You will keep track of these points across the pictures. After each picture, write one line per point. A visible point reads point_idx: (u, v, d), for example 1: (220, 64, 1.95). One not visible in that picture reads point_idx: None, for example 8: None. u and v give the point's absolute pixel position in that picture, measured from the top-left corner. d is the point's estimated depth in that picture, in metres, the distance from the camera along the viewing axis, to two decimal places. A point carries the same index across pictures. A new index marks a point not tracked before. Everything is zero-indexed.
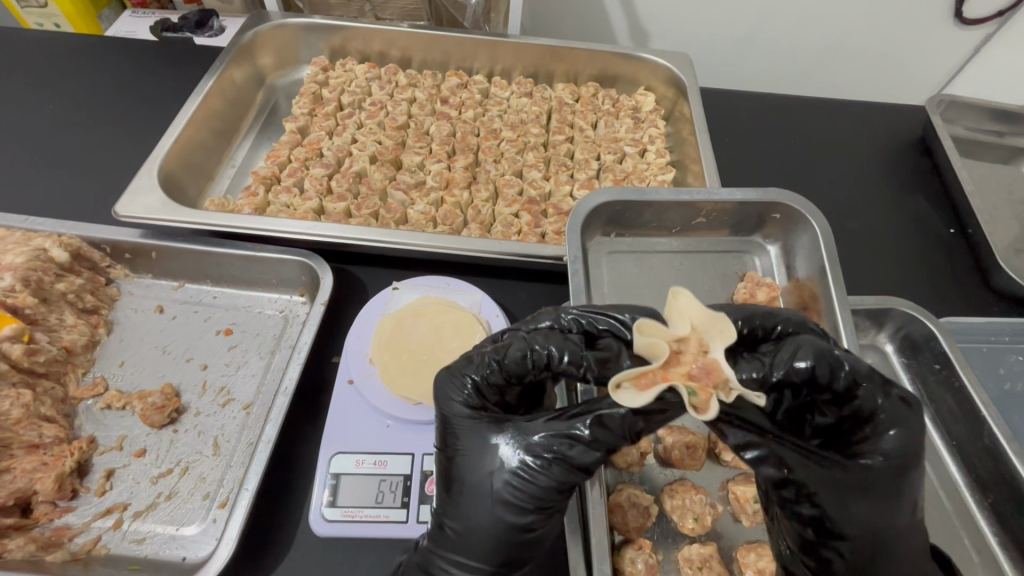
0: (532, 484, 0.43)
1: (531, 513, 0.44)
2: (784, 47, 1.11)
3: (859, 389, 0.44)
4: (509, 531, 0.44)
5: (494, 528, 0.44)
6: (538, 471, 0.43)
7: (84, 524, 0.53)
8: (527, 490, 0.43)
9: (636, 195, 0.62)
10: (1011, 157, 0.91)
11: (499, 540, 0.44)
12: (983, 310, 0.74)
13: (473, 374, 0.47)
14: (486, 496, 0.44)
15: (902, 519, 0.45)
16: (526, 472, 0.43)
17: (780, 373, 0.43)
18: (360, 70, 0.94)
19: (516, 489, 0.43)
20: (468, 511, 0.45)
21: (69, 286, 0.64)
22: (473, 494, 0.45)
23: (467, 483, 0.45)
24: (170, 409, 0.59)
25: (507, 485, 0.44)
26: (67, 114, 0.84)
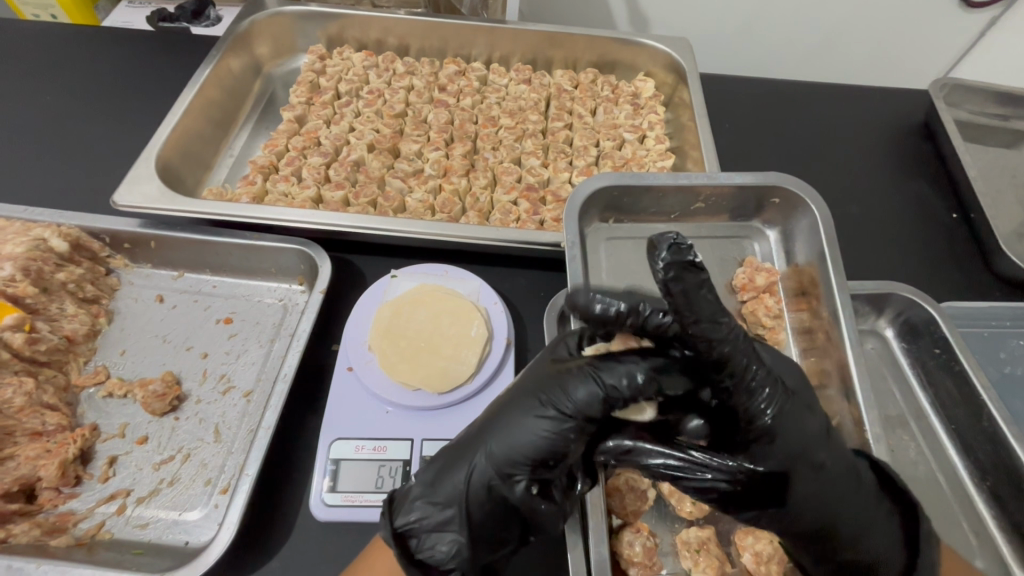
0: (564, 404, 0.44)
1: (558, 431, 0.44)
2: (785, 32, 1.10)
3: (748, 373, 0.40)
4: (526, 449, 0.44)
5: (517, 442, 0.44)
6: (574, 393, 0.43)
7: (88, 510, 0.54)
8: (558, 410, 0.44)
9: (635, 179, 0.61)
10: (1017, 140, 0.89)
11: (511, 458, 0.44)
12: (984, 295, 0.73)
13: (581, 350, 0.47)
14: (524, 409, 0.45)
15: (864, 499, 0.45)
16: (564, 393, 0.44)
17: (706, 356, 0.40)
18: (359, 58, 0.93)
19: (550, 405, 0.44)
20: (508, 413, 0.46)
21: (68, 275, 0.64)
22: (512, 404, 0.46)
23: (516, 392, 0.47)
24: (171, 396, 0.59)
25: (543, 400, 0.44)
26: (64, 104, 0.84)
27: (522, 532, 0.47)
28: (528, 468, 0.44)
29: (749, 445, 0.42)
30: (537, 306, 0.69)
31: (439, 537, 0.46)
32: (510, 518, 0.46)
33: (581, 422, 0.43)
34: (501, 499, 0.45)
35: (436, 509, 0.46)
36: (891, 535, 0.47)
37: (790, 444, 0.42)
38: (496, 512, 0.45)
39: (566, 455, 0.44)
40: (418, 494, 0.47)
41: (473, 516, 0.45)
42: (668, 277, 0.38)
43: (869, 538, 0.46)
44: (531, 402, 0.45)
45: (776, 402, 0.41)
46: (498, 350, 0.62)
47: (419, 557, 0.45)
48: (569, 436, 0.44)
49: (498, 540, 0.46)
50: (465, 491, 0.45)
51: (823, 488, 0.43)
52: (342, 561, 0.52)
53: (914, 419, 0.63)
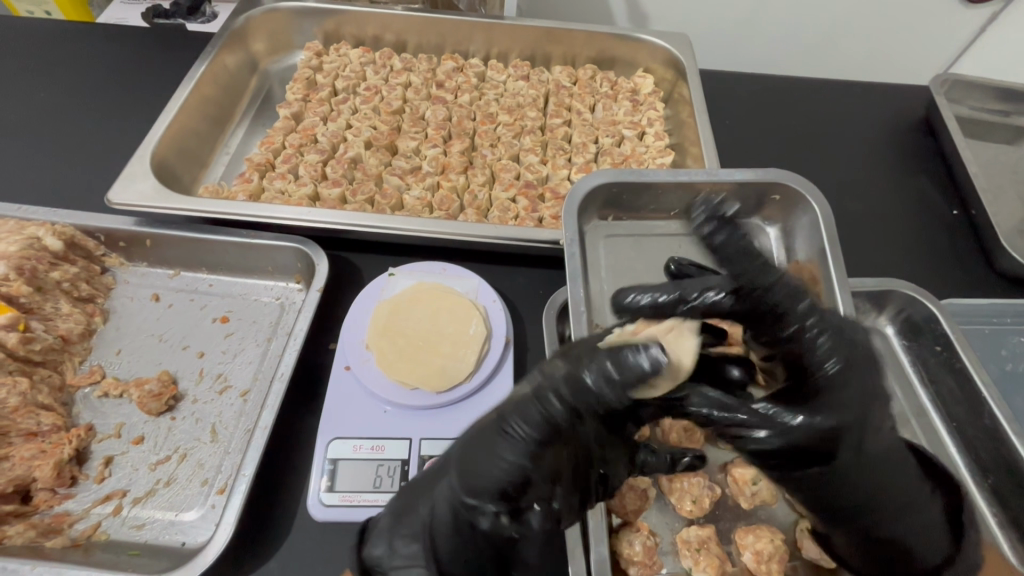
0: (516, 428, 0.39)
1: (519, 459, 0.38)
2: (785, 28, 1.09)
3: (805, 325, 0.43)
4: (483, 479, 0.39)
5: (474, 475, 0.40)
6: (527, 413, 0.39)
7: (83, 510, 0.53)
8: (512, 435, 0.39)
9: (634, 176, 0.61)
10: (1017, 136, 0.89)
11: (467, 491, 0.40)
12: (985, 292, 0.73)
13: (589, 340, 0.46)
14: (478, 438, 0.40)
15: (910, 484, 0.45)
16: (518, 415, 0.39)
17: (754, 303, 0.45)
18: (355, 54, 0.92)
19: (504, 430, 0.39)
20: (468, 443, 0.41)
21: (63, 274, 0.63)
22: (470, 432, 0.41)
23: (477, 421, 0.41)
24: (168, 396, 0.59)
25: (500, 426, 0.39)
26: (58, 102, 0.83)
27: (502, 552, 0.44)
28: (489, 500, 0.39)
29: (815, 396, 0.42)
30: (536, 304, 0.69)
31: (411, 573, 0.44)
32: (483, 546, 0.42)
33: (535, 444, 0.38)
34: (467, 531, 0.41)
35: (403, 542, 0.44)
36: (934, 519, 0.47)
37: (847, 401, 0.42)
38: (464, 543, 0.41)
39: (529, 480, 0.39)
40: (387, 526, 0.46)
41: (438, 547, 0.42)
42: (709, 232, 0.47)
43: (914, 524, 0.45)
44: (484, 429, 0.40)
45: (840, 354, 0.42)
46: (497, 348, 0.61)
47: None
48: (524, 464, 0.38)
49: (476, 566, 0.43)
50: (429, 522, 0.42)
51: (868, 461, 0.43)
52: (340, 561, 0.52)
53: (915, 416, 0.63)
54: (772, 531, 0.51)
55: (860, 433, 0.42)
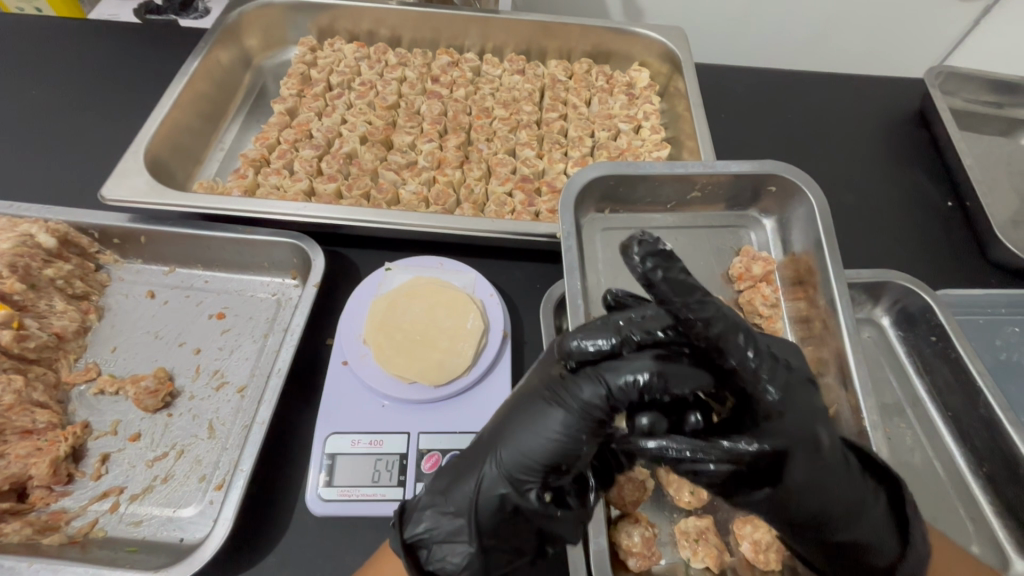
0: (571, 403, 0.43)
1: (575, 436, 0.43)
2: (780, 21, 1.09)
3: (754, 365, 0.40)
4: (537, 454, 0.43)
5: (528, 448, 0.44)
6: (582, 392, 0.43)
7: (81, 508, 0.53)
8: (567, 410, 0.43)
9: (630, 168, 0.61)
10: (1011, 128, 0.89)
11: (520, 464, 0.44)
12: (980, 283, 0.73)
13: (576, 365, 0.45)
14: (532, 415, 0.44)
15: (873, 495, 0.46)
16: (571, 392, 0.43)
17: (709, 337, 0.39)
18: (350, 50, 0.91)
19: (559, 406, 0.44)
20: (518, 421, 0.45)
21: (57, 271, 0.63)
22: (524, 407, 0.45)
23: (523, 400, 0.46)
24: (164, 392, 0.59)
25: (550, 402, 0.44)
26: (49, 98, 0.83)
27: (539, 544, 0.46)
28: (540, 475, 0.44)
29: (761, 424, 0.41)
30: (533, 298, 0.69)
31: (451, 548, 0.45)
32: (523, 528, 0.45)
33: (591, 424, 0.43)
34: (514, 507, 0.44)
35: (445, 519, 0.45)
36: (882, 515, 0.46)
37: (792, 426, 0.41)
38: (508, 520, 0.45)
39: (578, 456, 0.43)
40: (428, 504, 0.46)
41: (483, 525, 0.45)
42: (649, 270, 0.38)
43: (871, 521, 0.46)
44: (538, 407, 0.44)
45: (777, 378, 0.41)
46: (495, 342, 0.61)
47: (429, 567, 0.45)
48: (580, 437, 0.43)
49: (511, 550, 0.45)
50: (475, 502, 0.45)
51: (816, 480, 0.43)
52: (339, 555, 0.52)
53: (912, 407, 0.63)
54: None
55: (804, 454, 0.42)
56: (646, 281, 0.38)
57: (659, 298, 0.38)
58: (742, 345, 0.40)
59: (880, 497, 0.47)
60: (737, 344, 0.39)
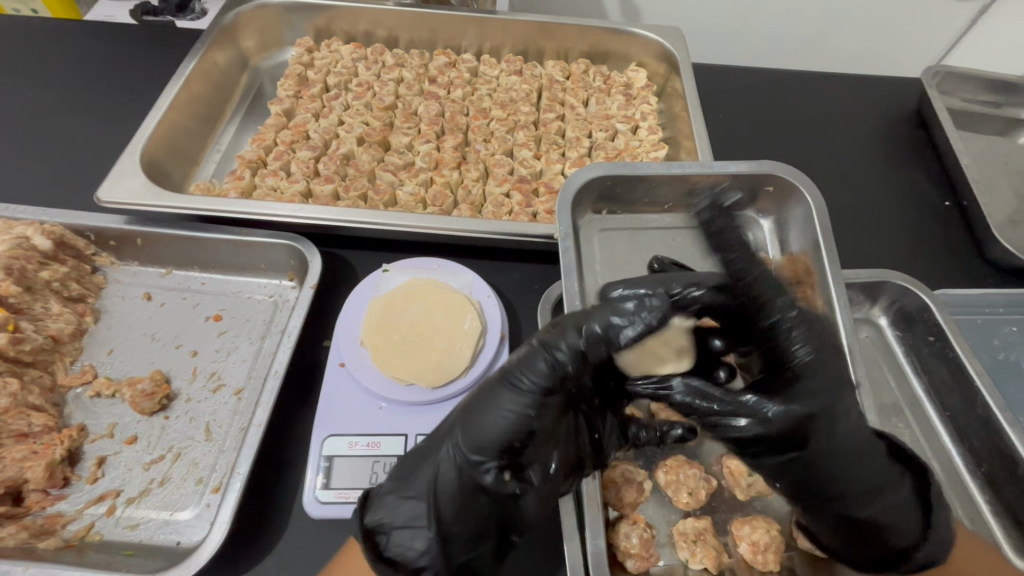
0: (523, 380, 0.46)
1: (528, 410, 0.45)
2: (778, 21, 1.09)
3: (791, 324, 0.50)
4: (490, 432, 0.45)
5: (484, 426, 0.46)
6: (534, 367, 0.46)
7: (77, 511, 0.53)
8: (518, 387, 0.46)
9: (627, 169, 0.61)
10: (1009, 128, 0.89)
11: (475, 441, 0.45)
12: (978, 282, 0.73)
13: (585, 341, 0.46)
14: (487, 396, 0.47)
15: (896, 482, 0.47)
16: (522, 369, 0.46)
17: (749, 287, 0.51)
18: (346, 50, 0.91)
19: (512, 384, 0.46)
20: (473, 402, 0.47)
21: (52, 274, 0.63)
22: (478, 391, 0.48)
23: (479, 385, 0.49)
24: (161, 395, 0.59)
25: (504, 382, 0.47)
26: (45, 100, 0.82)
27: (499, 530, 0.46)
28: (495, 452, 0.45)
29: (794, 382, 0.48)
30: (531, 299, 0.69)
31: (411, 533, 0.45)
32: (480, 509, 0.45)
33: (541, 396, 0.46)
34: (471, 486, 0.46)
35: (405, 503, 0.46)
36: (904, 500, 0.47)
37: (819, 389, 0.47)
38: (467, 502, 0.45)
39: (531, 430, 0.45)
40: (388, 490, 0.47)
41: (441, 506, 0.45)
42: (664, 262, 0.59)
43: (893, 508, 0.47)
44: (492, 387, 0.47)
45: (808, 344, 0.49)
46: (492, 343, 0.61)
47: (388, 554, 0.45)
48: (529, 412, 0.45)
49: (473, 535, 0.45)
50: (434, 483, 0.46)
51: (843, 448, 0.46)
52: (336, 558, 0.51)
53: (910, 407, 0.63)
54: (768, 521, 0.51)
55: (830, 416, 0.46)
56: (705, 230, 0.54)
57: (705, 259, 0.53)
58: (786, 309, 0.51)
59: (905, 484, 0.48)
60: (781, 302, 0.51)
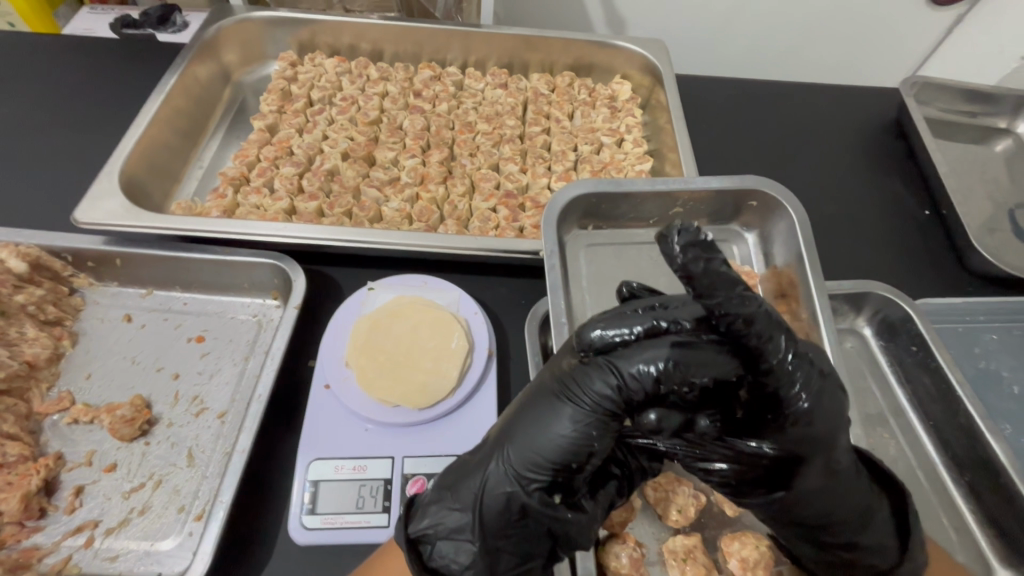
0: (582, 397, 0.43)
1: (591, 432, 0.42)
2: (759, 32, 1.11)
3: (788, 362, 0.40)
4: (546, 452, 0.43)
5: (539, 444, 0.43)
6: (594, 384, 0.43)
7: (54, 544, 0.52)
8: (578, 405, 0.43)
9: (612, 186, 0.61)
10: (983, 137, 0.91)
11: (531, 459, 0.43)
12: (958, 291, 0.75)
13: (625, 365, 0.42)
14: (543, 412, 0.44)
15: (872, 502, 0.46)
16: (583, 384, 0.43)
17: (757, 337, 0.39)
18: (330, 64, 0.91)
19: (571, 400, 0.43)
20: (528, 416, 0.44)
21: (28, 297, 0.61)
22: (536, 402, 0.45)
23: (534, 398, 0.45)
24: (141, 420, 0.57)
25: (562, 397, 0.44)
26: (21, 116, 0.81)
27: (551, 550, 0.45)
28: (548, 474, 0.43)
29: (786, 429, 0.41)
30: (518, 314, 0.68)
31: (456, 546, 0.44)
32: (532, 530, 0.44)
33: (602, 418, 0.42)
34: (521, 508, 0.43)
35: (450, 515, 0.44)
36: (887, 520, 0.47)
37: (812, 437, 0.41)
38: (514, 523, 0.43)
39: (593, 453, 0.43)
40: (433, 500, 0.46)
41: (488, 525, 0.43)
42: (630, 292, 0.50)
43: (869, 529, 0.46)
44: (549, 401, 0.44)
45: (812, 386, 0.40)
46: (480, 361, 0.61)
47: (432, 564, 0.44)
48: (591, 433, 0.42)
49: (522, 555, 0.43)
50: (479, 500, 0.44)
51: (828, 484, 0.43)
52: None
53: (893, 416, 0.64)
54: (758, 537, 0.51)
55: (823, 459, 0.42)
56: (684, 273, 0.38)
57: (696, 291, 0.39)
58: (782, 346, 0.40)
59: (884, 502, 0.48)
60: (779, 342, 0.39)
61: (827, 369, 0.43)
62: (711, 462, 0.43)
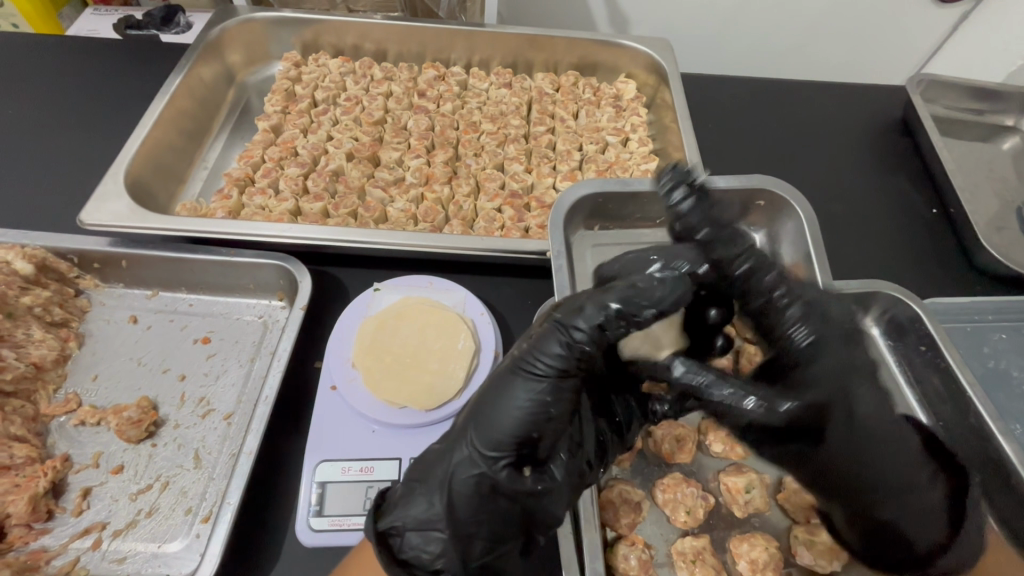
0: (535, 365, 0.44)
1: (550, 396, 0.43)
2: (764, 30, 1.10)
3: (779, 296, 0.50)
4: (506, 427, 0.42)
5: (501, 421, 0.43)
6: (547, 349, 0.44)
7: (61, 546, 0.51)
8: (531, 373, 0.44)
9: (620, 186, 0.61)
10: (992, 135, 0.91)
11: (491, 436, 0.43)
12: (966, 289, 0.74)
13: (576, 325, 0.44)
14: (500, 389, 0.44)
15: (919, 479, 0.46)
16: (533, 353, 0.44)
17: (751, 270, 0.50)
18: (335, 65, 0.91)
19: (524, 370, 0.44)
20: (485, 395, 0.45)
21: (34, 299, 0.61)
22: (489, 382, 0.45)
23: (491, 378, 0.46)
24: (148, 422, 0.57)
25: (513, 368, 0.44)
26: (26, 118, 0.81)
27: (525, 530, 0.44)
28: (510, 449, 0.42)
29: (797, 370, 0.48)
30: (524, 315, 0.68)
31: (426, 536, 0.44)
32: (502, 508, 0.43)
33: (556, 379, 0.43)
34: (489, 487, 0.43)
35: (417, 506, 0.44)
36: (939, 501, 0.46)
37: (827, 375, 0.47)
38: (484, 503, 0.43)
39: (553, 416, 0.43)
40: (404, 494, 0.45)
41: (459, 511, 0.43)
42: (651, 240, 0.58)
43: (917, 506, 0.45)
44: (503, 377, 0.44)
45: (811, 325, 0.49)
46: (486, 362, 0.61)
47: (403, 557, 0.44)
48: (546, 398, 0.43)
49: (495, 536, 0.43)
50: (448, 487, 0.43)
51: (862, 443, 0.46)
52: None
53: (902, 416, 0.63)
54: (767, 538, 0.51)
55: (847, 407, 0.46)
56: (678, 215, 0.51)
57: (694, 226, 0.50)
58: (771, 283, 0.50)
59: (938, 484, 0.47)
60: (763, 281, 0.50)
61: (829, 316, 0.50)
62: (742, 402, 0.46)
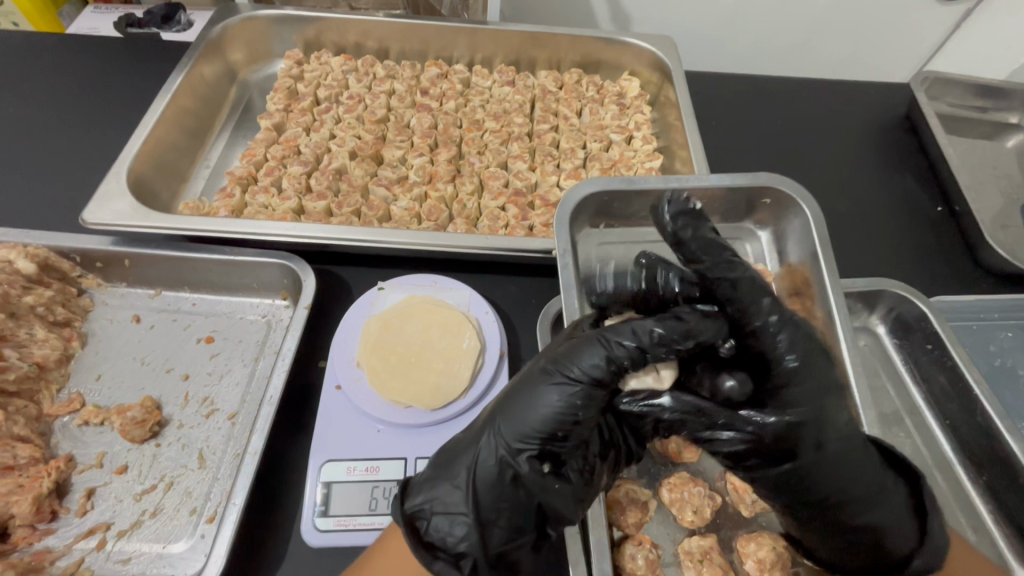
0: (572, 371, 0.43)
1: (580, 407, 0.42)
2: (767, 28, 1.10)
3: (779, 335, 0.43)
4: (536, 423, 0.43)
5: (531, 418, 0.43)
6: (585, 359, 0.43)
7: (65, 546, 0.51)
8: (567, 377, 0.43)
9: (625, 184, 0.60)
10: (996, 132, 0.90)
11: (521, 431, 0.43)
12: (972, 287, 0.74)
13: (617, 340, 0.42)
14: (533, 387, 0.44)
15: (883, 488, 0.45)
16: (572, 359, 0.43)
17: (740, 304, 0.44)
18: (337, 63, 0.90)
19: (561, 374, 0.43)
20: (517, 393, 0.44)
21: (37, 298, 0.61)
22: (524, 379, 0.45)
23: (526, 375, 0.45)
24: (152, 422, 0.57)
25: (549, 369, 0.44)
26: (27, 116, 0.81)
27: (539, 524, 0.44)
28: (537, 443, 0.43)
29: (777, 394, 0.43)
30: (529, 314, 0.68)
31: (446, 522, 0.42)
32: (522, 501, 0.43)
33: (589, 388, 0.42)
34: (512, 479, 0.43)
35: (443, 490, 0.44)
36: (900, 502, 0.46)
37: (802, 399, 0.42)
38: (506, 493, 0.43)
39: (582, 424, 0.43)
40: (429, 476, 0.45)
41: (480, 499, 0.43)
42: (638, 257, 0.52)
43: (882, 511, 0.45)
44: (537, 376, 0.44)
45: (796, 347, 0.43)
46: (492, 361, 0.60)
47: (427, 539, 0.42)
48: (577, 403, 0.42)
49: (513, 529, 0.43)
50: (471, 475, 0.43)
51: (836, 461, 0.43)
52: None
53: (908, 415, 0.63)
54: (774, 538, 0.51)
55: (823, 428, 0.42)
56: (675, 240, 0.45)
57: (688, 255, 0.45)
58: (765, 308, 0.43)
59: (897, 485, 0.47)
60: (761, 304, 0.43)
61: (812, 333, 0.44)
62: (718, 432, 0.43)
